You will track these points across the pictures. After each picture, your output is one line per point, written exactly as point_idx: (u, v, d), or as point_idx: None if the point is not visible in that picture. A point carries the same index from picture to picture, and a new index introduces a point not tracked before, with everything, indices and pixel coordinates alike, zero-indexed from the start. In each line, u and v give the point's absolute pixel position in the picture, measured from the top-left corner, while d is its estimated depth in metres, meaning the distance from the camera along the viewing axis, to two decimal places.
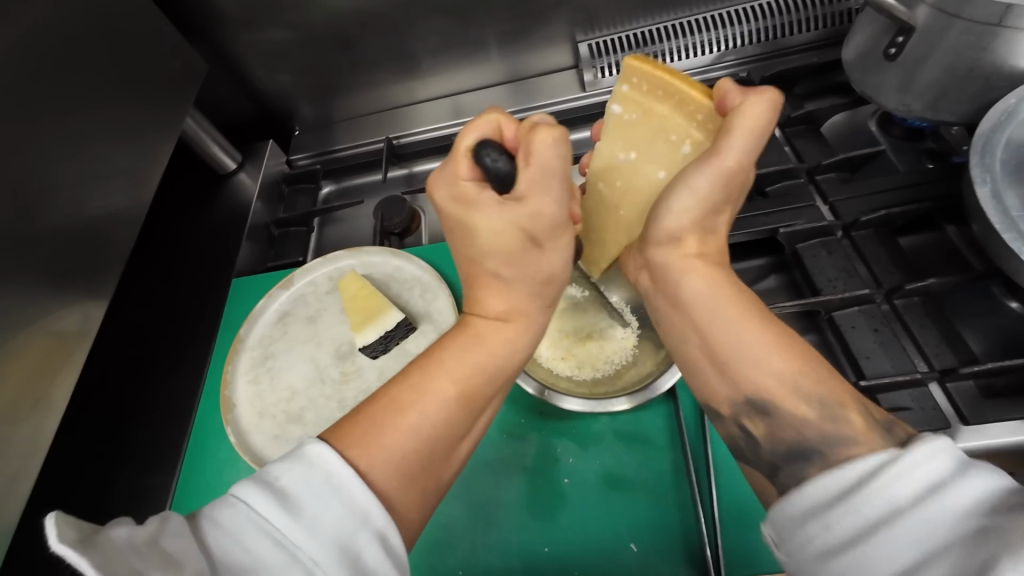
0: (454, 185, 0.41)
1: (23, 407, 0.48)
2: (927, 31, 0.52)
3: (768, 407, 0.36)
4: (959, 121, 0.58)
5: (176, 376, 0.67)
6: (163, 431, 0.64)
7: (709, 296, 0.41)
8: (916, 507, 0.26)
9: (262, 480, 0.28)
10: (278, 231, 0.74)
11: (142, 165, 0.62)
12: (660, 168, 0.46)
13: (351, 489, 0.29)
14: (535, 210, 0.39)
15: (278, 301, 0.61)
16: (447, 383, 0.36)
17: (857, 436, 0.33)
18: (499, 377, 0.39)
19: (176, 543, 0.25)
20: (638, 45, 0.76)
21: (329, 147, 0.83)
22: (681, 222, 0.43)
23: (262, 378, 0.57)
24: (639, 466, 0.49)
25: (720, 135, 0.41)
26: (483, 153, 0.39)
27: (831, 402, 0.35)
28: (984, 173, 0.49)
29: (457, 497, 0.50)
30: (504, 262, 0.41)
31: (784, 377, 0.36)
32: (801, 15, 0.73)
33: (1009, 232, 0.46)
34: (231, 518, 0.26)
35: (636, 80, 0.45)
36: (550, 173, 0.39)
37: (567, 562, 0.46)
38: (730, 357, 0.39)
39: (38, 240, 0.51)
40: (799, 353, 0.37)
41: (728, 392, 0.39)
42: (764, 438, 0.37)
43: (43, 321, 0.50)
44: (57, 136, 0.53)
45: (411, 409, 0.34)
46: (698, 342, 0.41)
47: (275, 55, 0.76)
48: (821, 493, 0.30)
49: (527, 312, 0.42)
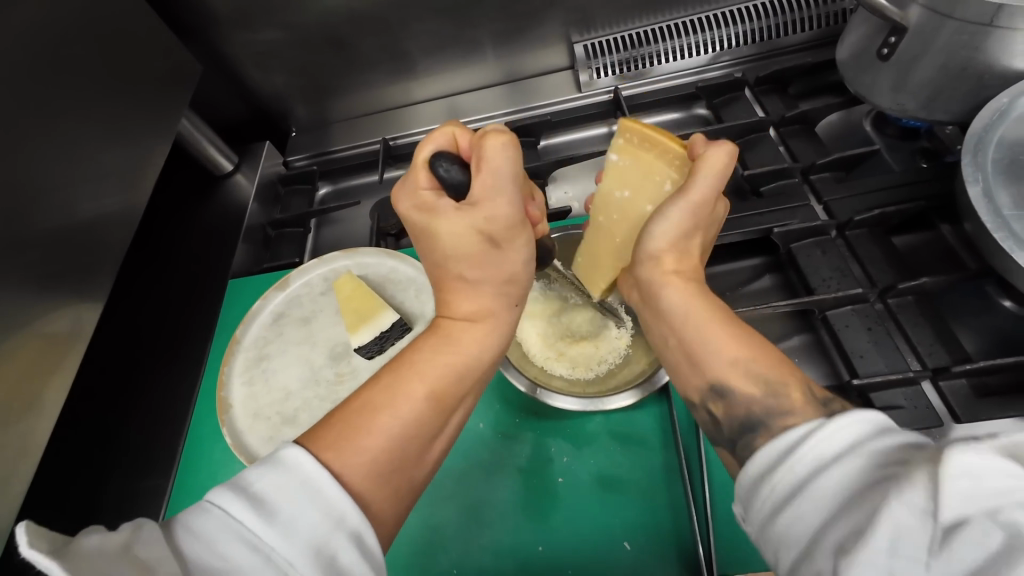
0: (416, 195, 0.41)
1: (14, 409, 0.48)
2: (920, 31, 0.52)
3: (750, 409, 0.36)
4: (953, 120, 0.58)
5: (171, 378, 0.67)
6: (157, 432, 0.64)
7: (684, 312, 0.41)
8: (845, 462, 0.28)
9: (238, 485, 0.28)
10: (274, 232, 0.74)
11: (135, 166, 0.62)
12: (647, 202, 0.46)
13: (327, 491, 0.29)
14: (490, 213, 0.39)
15: (274, 302, 0.61)
16: (419, 384, 0.36)
17: (794, 408, 0.34)
18: (470, 377, 0.39)
19: (151, 552, 0.25)
20: (633, 45, 0.76)
21: (325, 148, 0.83)
22: (660, 241, 0.43)
23: (256, 379, 0.57)
24: (633, 466, 0.49)
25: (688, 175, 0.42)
26: (437, 164, 0.40)
27: (773, 380, 0.36)
28: (977, 171, 0.49)
29: (451, 498, 0.50)
30: (469, 265, 0.41)
31: (732, 364, 0.37)
32: (795, 15, 0.73)
33: (1001, 231, 0.46)
34: (206, 525, 0.26)
35: (630, 136, 0.46)
36: (500, 177, 0.39)
37: (560, 562, 0.46)
38: (699, 354, 0.39)
39: (30, 241, 0.51)
40: (774, 360, 0.37)
41: (697, 381, 0.39)
42: (724, 419, 0.37)
43: (34, 324, 0.50)
44: (50, 135, 0.53)
45: (382, 412, 0.34)
46: (676, 342, 0.41)
47: (270, 56, 0.76)
48: (765, 460, 0.32)
49: (494, 312, 0.42)
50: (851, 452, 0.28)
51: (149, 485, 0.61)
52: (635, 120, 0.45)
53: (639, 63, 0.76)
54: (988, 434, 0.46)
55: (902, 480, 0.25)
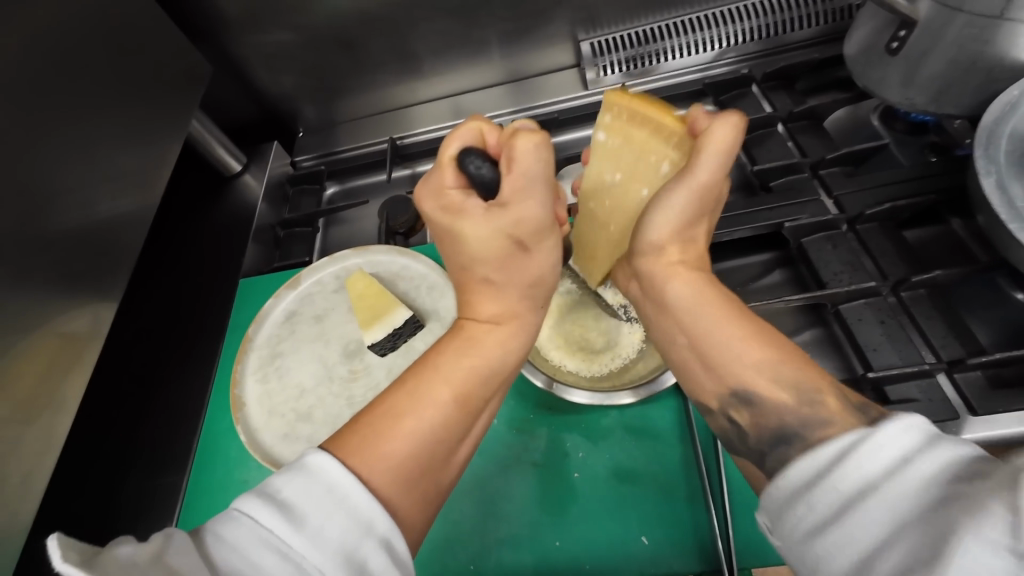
0: (442, 195, 0.41)
1: (34, 407, 0.48)
2: (930, 25, 0.52)
3: (784, 419, 0.35)
4: (962, 113, 0.58)
5: (183, 377, 0.67)
6: (172, 431, 0.64)
7: (688, 306, 0.41)
8: (858, 451, 0.29)
9: (266, 492, 0.28)
10: (283, 231, 0.75)
11: (149, 165, 0.62)
12: (643, 185, 0.46)
13: (354, 498, 0.29)
14: (518, 216, 0.39)
15: (285, 301, 0.61)
16: (445, 389, 0.36)
17: (833, 418, 0.33)
18: (496, 380, 0.40)
19: (181, 559, 0.25)
20: (639, 43, 0.76)
21: (331, 148, 0.83)
22: (660, 230, 0.43)
23: (270, 377, 0.57)
24: (649, 459, 0.47)
25: (692, 155, 0.41)
26: (466, 161, 0.39)
27: (806, 387, 0.35)
28: (991, 163, 0.49)
29: (467, 492, 0.48)
30: (493, 268, 0.41)
31: (755, 366, 0.37)
32: (800, 13, 0.73)
33: (1014, 222, 0.46)
34: (234, 533, 0.27)
35: (619, 113, 0.44)
36: (532, 179, 0.38)
37: (579, 558, 0.44)
38: (715, 359, 0.39)
39: (47, 242, 0.51)
40: (802, 361, 0.36)
41: (715, 386, 0.39)
42: (750, 428, 0.37)
43: (53, 322, 0.51)
44: (70, 131, 0.54)
45: (408, 415, 0.34)
46: (685, 341, 0.41)
47: (277, 56, 0.76)
48: (801, 477, 0.31)
49: (519, 315, 0.43)
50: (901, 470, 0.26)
51: (166, 483, 0.61)
52: (627, 94, 0.43)
53: (645, 61, 0.76)
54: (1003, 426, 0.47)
55: (905, 462, 0.26)
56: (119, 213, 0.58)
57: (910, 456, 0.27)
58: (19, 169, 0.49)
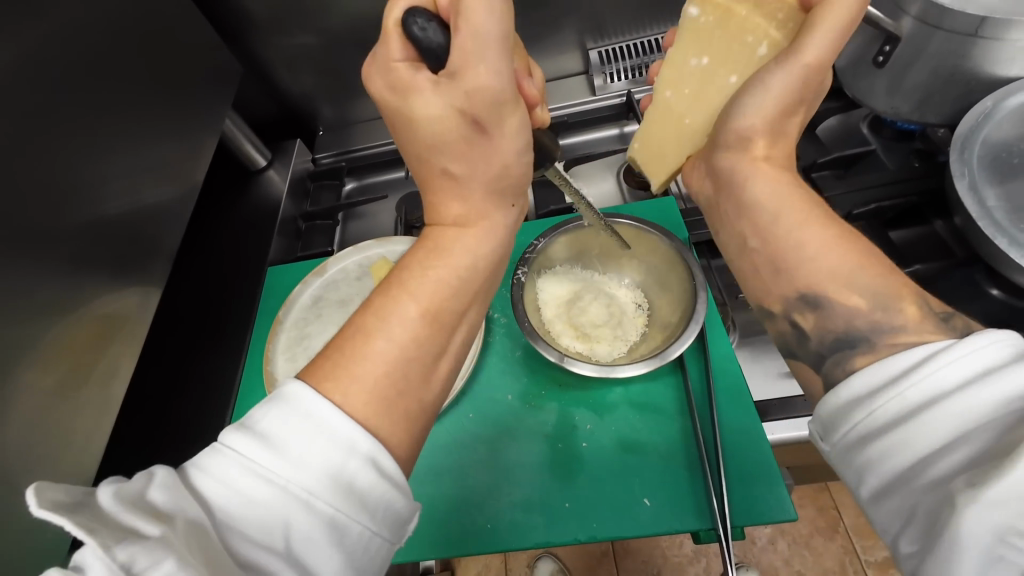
0: (390, 70, 0.37)
1: (85, 374, 0.51)
2: (912, 39, 0.57)
3: (852, 325, 0.35)
4: (943, 122, 0.63)
5: (217, 357, 0.70)
6: (208, 406, 0.66)
7: (769, 199, 0.41)
8: (964, 385, 0.26)
9: (246, 426, 0.29)
10: (305, 224, 0.81)
11: (187, 158, 0.67)
12: (729, 70, 0.46)
13: (332, 422, 0.29)
14: (469, 87, 0.35)
15: (312, 286, 0.66)
16: (409, 300, 0.35)
17: (908, 324, 0.33)
18: (465, 289, 0.37)
19: (166, 496, 0.25)
20: (644, 52, 0.81)
21: (348, 147, 0.88)
22: (750, 114, 0.43)
23: (299, 356, 0.61)
24: (651, 431, 0.50)
25: (804, 31, 0.40)
26: (410, 22, 0.35)
27: (886, 295, 0.35)
28: (964, 166, 0.54)
29: (483, 460, 0.51)
30: (453, 158, 0.38)
31: (842, 279, 0.36)
32: None
33: (983, 220, 0.51)
34: (217, 465, 0.27)
35: (707, 8, 0.46)
36: (483, 38, 0.34)
37: (586, 519, 0.47)
38: (786, 261, 0.39)
39: (100, 224, 0.56)
40: (885, 269, 0.36)
41: (784, 289, 0.39)
42: (814, 330, 0.38)
43: (96, 301, 0.54)
44: (124, 125, 0.59)
45: (377, 333, 0.33)
46: (757, 245, 0.41)
47: (302, 58, 0.81)
48: (889, 411, 0.28)
49: (487, 216, 0.40)
50: (975, 380, 0.26)
51: (196, 453, 0.63)
52: None
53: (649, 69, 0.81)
54: None
55: None
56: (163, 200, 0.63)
57: (991, 373, 0.26)
58: (79, 154, 0.54)
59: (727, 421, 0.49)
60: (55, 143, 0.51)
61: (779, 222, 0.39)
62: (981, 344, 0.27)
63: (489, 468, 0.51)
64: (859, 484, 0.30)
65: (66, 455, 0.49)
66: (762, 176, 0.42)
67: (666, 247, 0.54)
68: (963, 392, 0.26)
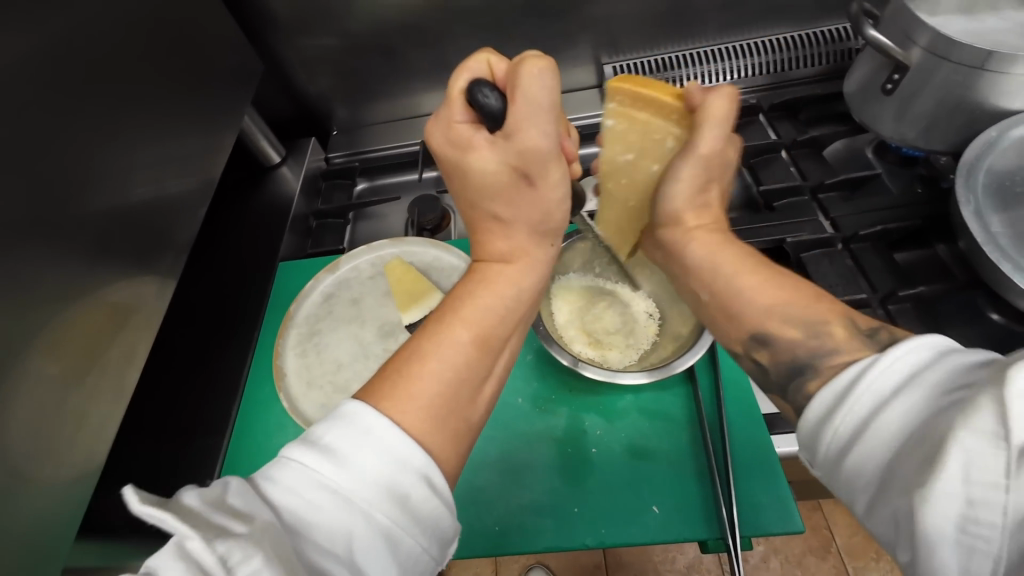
0: (451, 129, 0.40)
1: (99, 359, 0.49)
2: (920, 69, 0.59)
3: (796, 352, 0.36)
4: (948, 149, 0.65)
5: (228, 349, 0.69)
6: (218, 399, 0.65)
7: (710, 262, 0.43)
8: (902, 393, 0.28)
9: (310, 440, 0.30)
10: (316, 222, 0.81)
11: (210, 151, 0.67)
12: (653, 162, 0.48)
13: (392, 438, 0.30)
14: (523, 148, 0.39)
15: (324, 284, 0.66)
16: (463, 329, 0.37)
17: (839, 346, 0.34)
18: (511, 318, 0.41)
19: (246, 501, 0.27)
20: (657, 69, 0.83)
21: (360, 148, 0.89)
22: (677, 201, 0.47)
23: (309, 352, 0.61)
24: (661, 439, 0.50)
25: (694, 131, 0.44)
26: (474, 91, 0.38)
27: (813, 321, 0.36)
28: (970, 193, 0.56)
29: (494, 462, 0.52)
30: (501, 204, 0.42)
31: (771, 309, 0.38)
32: (803, 52, 0.81)
33: (989, 245, 0.52)
34: (288, 475, 0.29)
35: (622, 99, 0.45)
36: (538, 108, 0.37)
37: (596, 525, 0.47)
38: (733, 311, 0.40)
39: (131, 211, 0.55)
40: (809, 297, 0.38)
41: (738, 333, 0.41)
42: (771, 364, 0.38)
43: (103, 290, 0.50)
44: (155, 114, 0.58)
45: (432, 356, 0.35)
46: (708, 296, 0.43)
47: (321, 60, 0.82)
48: (846, 426, 0.30)
49: (529, 253, 0.43)
50: (909, 385, 0.28)
51: (202, 445, 0.62)
52: (628, 80, 0.44)
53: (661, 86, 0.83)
54: None
55: (967, 403, 0.24)
56: (187, 190, 0.62)
57: (920, 371, 0.28)
58: (114, 139, 0.53)
59: (738, 432, 0.49)
60: (101, 128, 0.52)
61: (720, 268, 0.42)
62: (903, 352, 0.30)
63: (499, 471, 0.51)
64: (853, 501, 0.30)
65: (77, 450, 0.46)
66: (692, 232, 0.46)
67: None
68: (898, 398, 0.28)
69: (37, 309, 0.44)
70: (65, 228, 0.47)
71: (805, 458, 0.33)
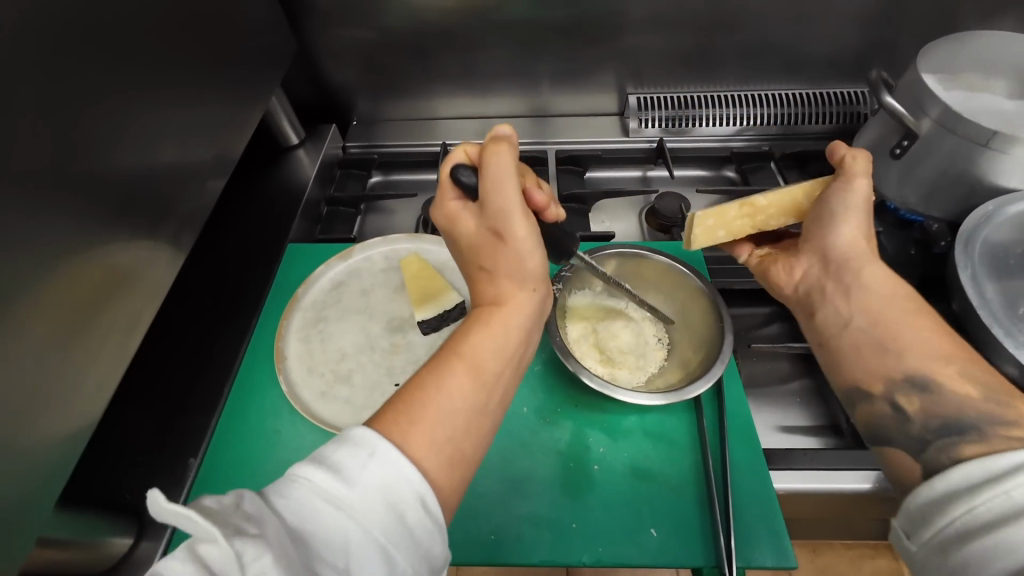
0: (444, 207, 0.44)
1: (104, 320, 0.46)
2: (929, 138, 0.64)
3: (960, 411, 0.39)
4: (945, 217, 0.69)
5: (224, 325, 0.64)
6: (207, 377, 0.60)
7: (890, 294, 0.47)
8: None
9: (317, 457, 0.30)
10: (326, 208, 0.80)
11: (236, 125, 0.65)
12: (801, 190, 0.55)
13: (395, 461, 0.30)
14: (493, 210, 0.40)
15: (334, 271, 0.65)
16: (458, 364, 0.36)
17: (1019, 420, 0.36)
18: (508, 356, 0.39)
19: (255, 512, 0.26)
20: (678, 106, 0.86)
21: (375, 141, 0.89)
22: (848, 226, 0.52)
23: (312, 338, 0.59)
24: (662, 462, 0.51)
25: (847, 173, 0.53)
26: (457, 175, 0.42)
27: (1000, 392, 0.39)
28: (967, 258, 0.60)
29: (494, 469, 0.51)
30: (484, 258, 0.43)
31: (943, 359, 0.42)
32: (816, 110, 0.85)
33: (983, 310, 0.55)
34: (294, 491, 0.28)
35: (838, 152, 0.54)
36: (501, 175, 0.39)
37: (593, 542, 0.47)
38: (893, 339, 0.45)
39: (154, 173, 0.53)
40: (968, 357, 0.41)
41: (886, 371, 0.44)
42: (917, 413, 0.41)
43: (110, 246, 0.47)
44: (190, 79, 0.57)
45: (430, 389, 0.34)
46: (863, 324, 0.47)
47: (353, 51, 0.82)
48: (978, 514, 0.31)
49: (517, 294, 0.42)
50: None
51: (185, 423, 0.56)
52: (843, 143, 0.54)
53: (681, 122, 0.86)
54: None
55: None
56: (210, 160, 0.61)
57: None
58: (147, 99, 0.51)
59: (740, 462, 0.50)
60: (135, 84, 0.50)
61: (889, 310, 0.46)
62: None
63: (498, 479, 0.51)
64: None
65: (66, 418, 0.43)
66: (871, 262, 0.50)
67: (694, 287, 0.57)
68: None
69: (39, 263, 0.41)
70: (88, 182, 0.45)
71: (902, 523, 0.35)
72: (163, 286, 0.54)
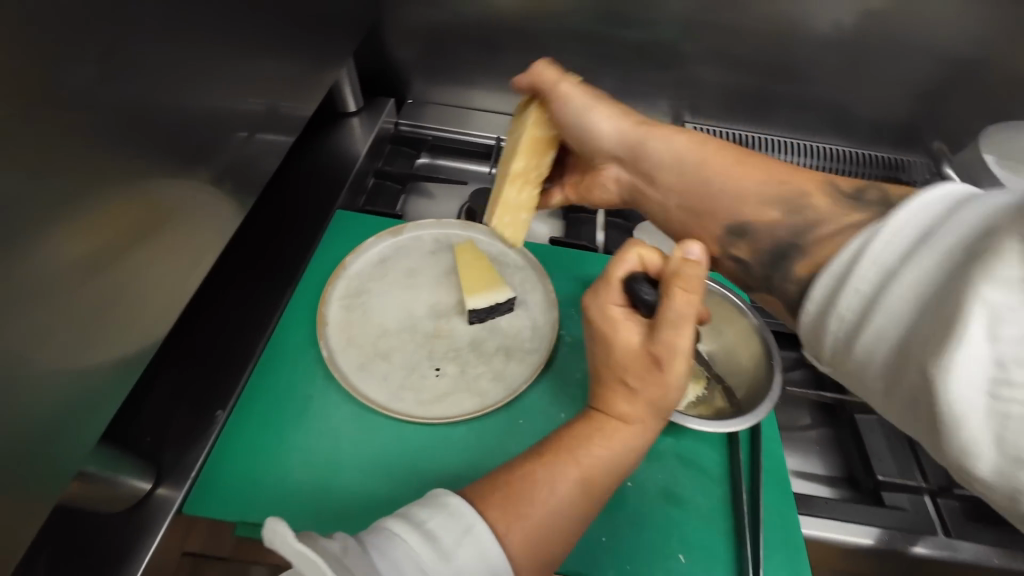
0: (607, 308, 0.44)
1: (166, 256, 0.43)
2: None
3: (775, 232, 0.43)
4: None
5: (261, 280, 0.62)
6: (239, 330, 0.57)
7: (698, 157, 0.49)
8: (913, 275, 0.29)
9: (413, 521, 0.34)
10: (373, 181, 0.79)
11: (312, 84, 0.63)
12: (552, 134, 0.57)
13: (485, 540, 0.34)
14: (668, 337, 0.40)
15: (383, 245, 0.63)
16: (575, 469, 0.39)
17: (822, 218, 0.41)
18: (621, 469, 0.41)
19: (365, 559, 0.30)
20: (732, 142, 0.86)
21: (421, 124, 0.87)
22: (609, 129, 0.55)
23: (354, 309, 0.58)
24: (695, 489, 0.51)
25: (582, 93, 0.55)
26: (639, 285, 0.43)
27: (795, 196, 0.44)
28: None
29: None
30: (631, 374, 0.42)
31: (752, 201, 0.45)
32: (867, 171, 0.85)
33: None
34: (394, 548, 0.32)
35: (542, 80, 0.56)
36: (687, 312, 0.39)
37: (621, 558, 0.47)
38: (706, 207, 0.48)
39: (236, 119, 0.50)
40: (788, 182, 0.45)
41: (711, 229, 0.48)
42: (749, 255, 0.45)
43: (184, 178, 0.44)
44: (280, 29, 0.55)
45: (542, 483, 0.38)
46: (676, 202, 0.51)
47: (425, 30, 0.81)
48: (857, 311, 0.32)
49: (644, 420, 0.42)
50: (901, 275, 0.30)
51: (213, 375, 0.54)
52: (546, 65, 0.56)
53: None
54: (965, 553, 0.55)
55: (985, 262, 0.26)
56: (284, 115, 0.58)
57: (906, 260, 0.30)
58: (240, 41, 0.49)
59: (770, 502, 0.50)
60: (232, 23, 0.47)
61: (683, 170, 0.50)
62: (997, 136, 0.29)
63: None
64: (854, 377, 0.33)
65: (104, 355, 0.38)
66: (676, 134, 0.52)
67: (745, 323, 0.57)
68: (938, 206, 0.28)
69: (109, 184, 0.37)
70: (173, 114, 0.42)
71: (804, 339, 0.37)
72: (222, 235, 0.50)
